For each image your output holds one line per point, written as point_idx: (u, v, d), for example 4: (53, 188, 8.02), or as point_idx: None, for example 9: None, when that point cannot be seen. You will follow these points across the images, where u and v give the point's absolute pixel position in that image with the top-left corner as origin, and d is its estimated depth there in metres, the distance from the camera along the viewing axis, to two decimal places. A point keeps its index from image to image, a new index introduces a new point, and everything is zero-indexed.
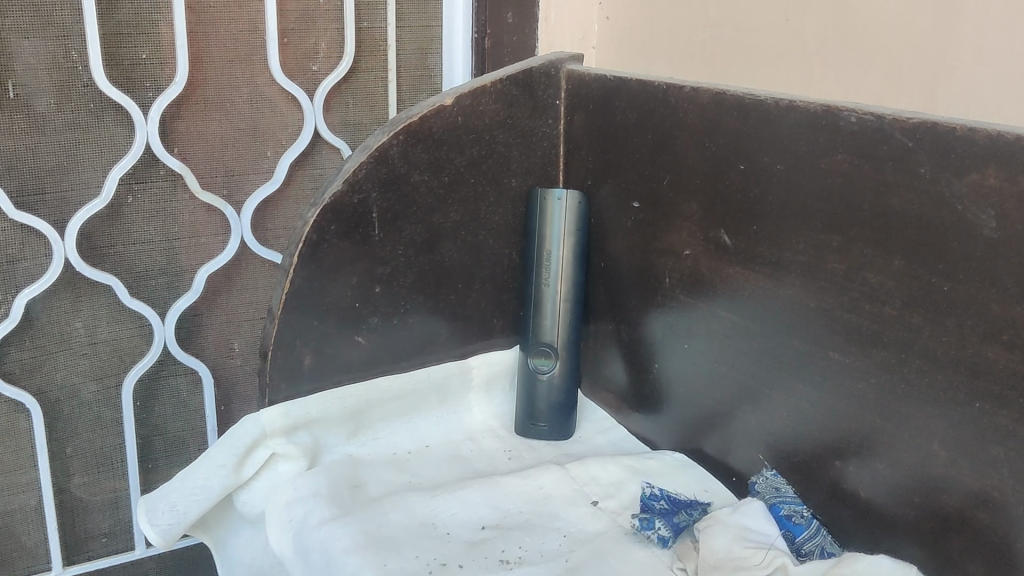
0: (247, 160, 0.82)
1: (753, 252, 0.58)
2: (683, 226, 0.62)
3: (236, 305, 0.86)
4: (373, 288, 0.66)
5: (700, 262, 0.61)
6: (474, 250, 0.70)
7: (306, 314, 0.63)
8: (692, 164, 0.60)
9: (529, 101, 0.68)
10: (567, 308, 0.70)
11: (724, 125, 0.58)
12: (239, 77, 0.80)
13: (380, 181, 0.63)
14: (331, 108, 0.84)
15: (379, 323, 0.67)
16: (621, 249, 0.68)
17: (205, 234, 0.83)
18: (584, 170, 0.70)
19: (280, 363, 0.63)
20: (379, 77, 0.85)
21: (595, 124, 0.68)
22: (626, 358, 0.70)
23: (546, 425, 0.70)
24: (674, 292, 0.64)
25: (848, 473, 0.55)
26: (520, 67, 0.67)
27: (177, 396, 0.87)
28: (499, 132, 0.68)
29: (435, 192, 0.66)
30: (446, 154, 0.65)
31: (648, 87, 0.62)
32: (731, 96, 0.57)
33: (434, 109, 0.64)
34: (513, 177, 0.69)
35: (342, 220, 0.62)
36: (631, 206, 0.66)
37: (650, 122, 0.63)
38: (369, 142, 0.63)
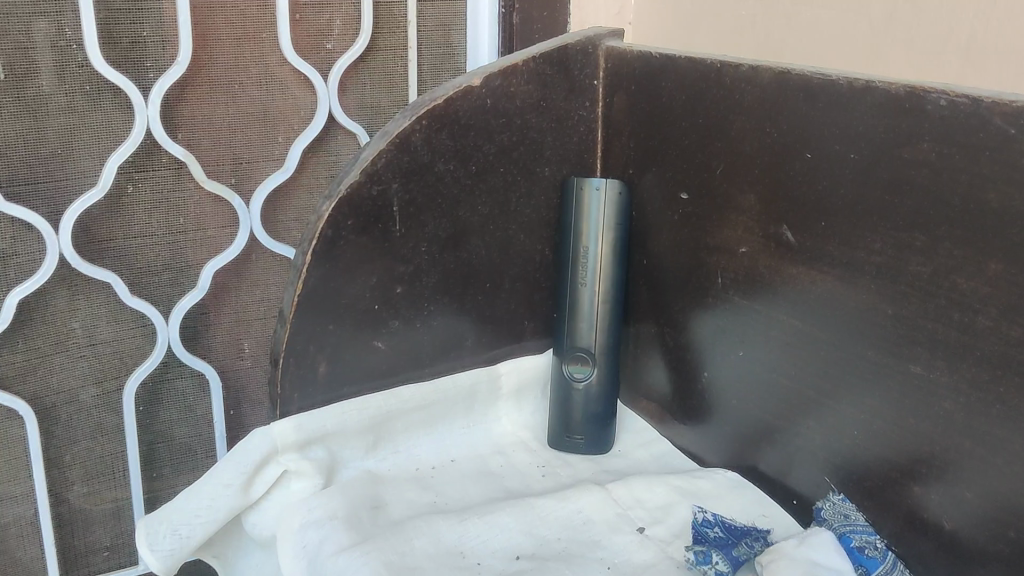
0: (257, 147, 0.77)
1: (818, 251, 0.51)
2: (739, 221, 0.56)
3: (247, 303, 0.81)
4: (393, 290, 0.60)
5: (757, 262, 0.55)
6: (503, 246, 0.64)
7: (320, 318, 0.57)
8: (749, 151, 0.54)
9: (564, 82, 0.62)
10: (606, 309, 0.63)
11: (788, 108, 0.51)
12: (247, 57, 0.74)
13: (401, 171, 0.57)
14: (346, 90, 0.78)
15: (400, 327, 0.61)
16: (666, 245, 0.62)
17: (211, 227, 0.77)
18: (624, 158, 0.64)
19: (291, 372, 0.57)
20: (398, 56, 0.79)
21: (637, 107, 0.62)
22: (671, 364, 0.64)
23: (583, 439, 0.64)
24: (727, 294, 0.58)
25: (929, 501, 0.49)
26: (553, 44, 0.61)
27: (183, 400, 0.81)
28: (531, 116, 0.61)
29: (461, 183, 0.60)
30: (474, 141, 0.59)
31: (699, 65, 0.56)
32: (796, 76, 0.50)
33: (460, 91, 0.58)
34: (545, 166, 0.63)
35: (360, 214, 0.57)
36: (679, 198, 0.60)
37: (700, 106, 0.57)
38: (390, 128, 0.57)
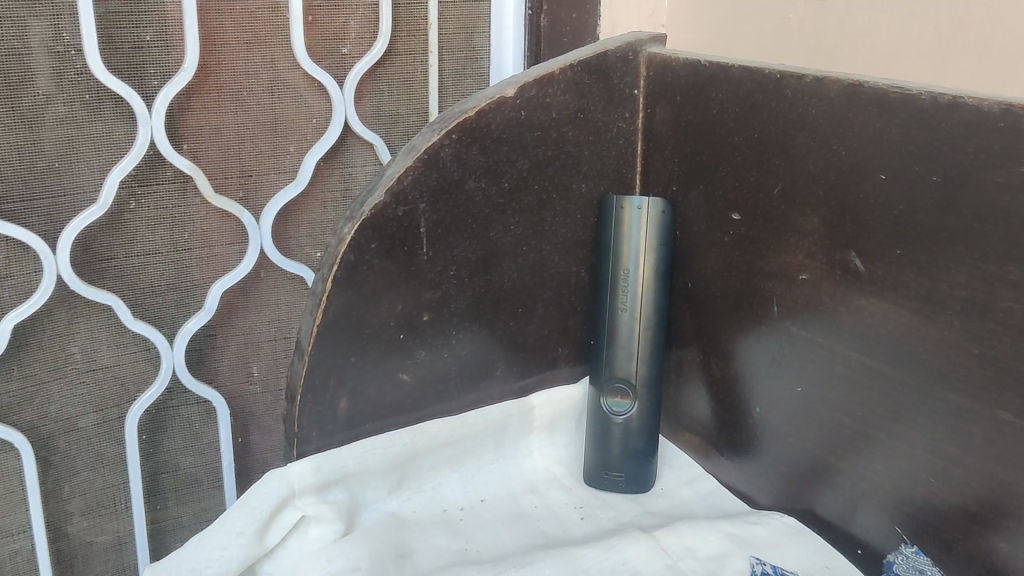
0: (267, 158, 0.72)
1: (891, 281, 0.47)
2: (799, 245, 0.51)
3: (254, 324, 0.76)
4: (420, 317, 0.55)
5: (819, 290, 0.51)
6: (536, 268, 0.59)
7: (341, 350, 0.53)
8: (813, 170, 0.49)
9: (603, 92, 0.57)
10: (647, 337, 0.59)
11: (859, 124, 0.46)
12: (257, 62, 0.69)
13: (429, 190, 0.53)
14: (362, 97, 0.73)
15: (426, 357, 0.57)
16: (714, 268, 0.57)
17: (218, 244, 0.72)
18: (667, 173, 0.59)
19: (309, 409, 0.53)
20: (417, 60, 0.74)
21: (683, 119, 0.57)
22: (716, 395, 0.60)
23: (622, 476, 0.60)
24: (783, 323, 0.53)
25: (1017, 560, 0.44)
26: (592, 50, 0.56)
27: (188, 427, 0.77)
28: (568, 128, 0.57)
29: (493, 202, 0.55)
30: (507, 156, 0.55)
31: (755, 75, 0.51)
32: (869, 90, 0.45)
33: (493, 102, 0.53)
34: (582, 182, 0.59)
35: (384, 236, 0.52)
36: (730, 218, 0.55)
37: (757, 119, 0.52)
38: (416, 142, 0.52)
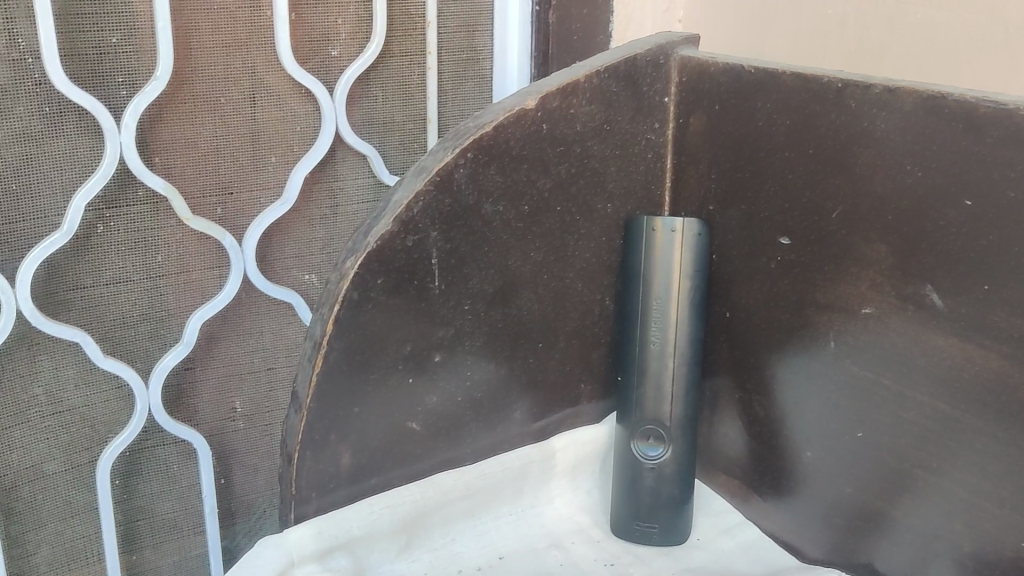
0: (248, 172, 0.66)
1: (977, 321, 0.41)
2: (862, 275, 0.45)
3: (236, 354, 0.71)
4: (430, 358, 0.49)
5: (887, 327, 0.45)
6: (557, 297, 0.53)
7: (343, 401, 0.46)
8: (881, 192, 0.43)
9: (632, 101, 0.51)
10: (682, 373, 0.53)
11: (939, 142, 0.40)
12: (237, 67, 0.63)
13: (441, 216, 0.46)
14: (354, 103, 0.67)
15: (438, 402, 0.50)
16: (758, 296, 0.51)
17: (195, 270, 0.67)
18: (703, 191, 0.53)
19: (310, 469, 0.47)
20: (414, 62, 0.69)
21: (723, 131, 0.51)
22: (756, 435, 0.54)
23: (656, 527, 0.55)
24: (841, 361, 0.48)
25: None
26: (620, 54, 0.50)
27: (165, 470, 0.71)
28: (593, 142, 0.50)
29: (512, 228, 0.49)
30: (527, 175, 0.48)
31: (811, 84, 0.45)
32: (954, 103, 0.39)
33: (512, 116, 0.46)
34: (608, 202, 0.52)
35: (392, 269, 0.46)
36: (778, 242, 0.49)
37: (812, 134, 0.46)
38: (426, 161, 0.46)
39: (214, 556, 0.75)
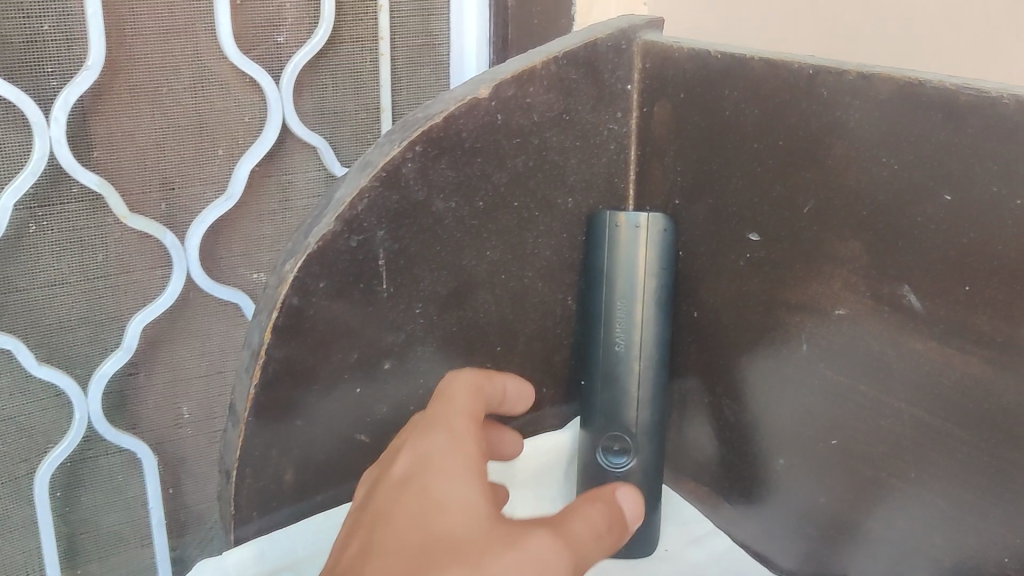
0: (189, 164, 0.63)
1: (956, 324, 0.38)
2: (835, 275, 0.42)
3: (182, 358, 0.69)
4: (380, 365, 0.46)
5: (862, 329, 0.42)
6: (516, 298, 0.50)
7: (284, 414, 0.44)
8: (854, 186, 0.40)
9: (592, 88, 0.48)
10: (649, 375, 0.51)
11: (917, 133, 0.38)
12: (176, 55, 0.60)
13: (389, 214, 0.43)
14: (302, 91, 0.65)
15: (390, 412, 0.48)
16: (727, 295, 0.49)
17: (137, 270, 0.65)
18: (668, 185, 0.50)
19: (250, 487, 0.45)
20: (366, 48, 0.66)
21: (688, 120, 0.48)
22: (727, 440, 0.52)
23: (625, 539, 0.52)
24: (814, 365, 0.45)
25: None
26: (580, 39, 0.47)
27: (110, 479, 0.70)
28: (552, 133, 0.47)
29: (465, 226, 0.46)
30: (481, 169, 0.45)
31: (779, 71, 0.42)
32: (931, 91, 0.37)
33: (464, 106, 0.43)
34: (568, 196, 0.50)
35: (335, 272, 0.42)
36: (747, 238, 0.46)
37: (782, 124, 0.43)
38: (372, 156, 0.43)
39: (163, 565, 0.76)
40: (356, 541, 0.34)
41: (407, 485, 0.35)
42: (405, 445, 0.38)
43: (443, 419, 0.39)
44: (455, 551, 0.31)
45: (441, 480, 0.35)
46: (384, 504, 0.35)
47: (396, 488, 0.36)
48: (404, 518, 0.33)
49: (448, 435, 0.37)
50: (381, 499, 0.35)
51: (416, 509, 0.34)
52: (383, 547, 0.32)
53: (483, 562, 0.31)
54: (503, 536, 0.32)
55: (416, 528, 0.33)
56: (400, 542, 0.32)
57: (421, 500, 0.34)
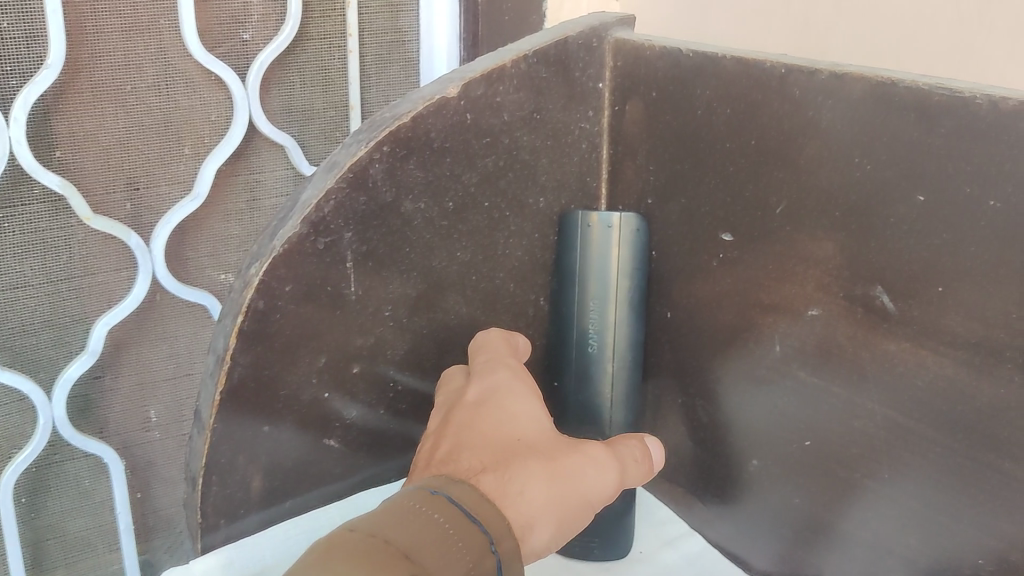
0: (154, 163, 0.63)
1: (929, 324, 0.38)
2: (807, 276, 0.42)
3: (149, 362, 0.70)
4: (349, 370, 0.46)
5: (835, 330, 0.42)
6: (487, 299, 0.50)
7: (251, 421, 0.43)
8: (828, 185, 0.40)
9: (564, 87, 0.47)
10: (622, 376, 0.51)
11: (890, 134, 0.37)
12: (138, 53, 0.60)
13: (356, 215, 0.42)
14: (268, 88, 0.65)
15: (359, 417, 0.47)
16: (700, 295, 0.48)
17: (101, 272, 0.65)
18: (641, 184, 0.50)
19: (216, 495, 0.44)
20: (335, 45, 0.66)
21: (661, 119, 0.48)
22: (702, 442, 0.51)
23: (598, 542, 0.52)
24: (787, 366, 0.45)
25: None
26: (551, 36, 0.46)
27: (76, 484, 0.71)
28: (523, 132, 0.46)
29: (435, 227, 0.45)
30: (450, 169, 0.44)
31: (751, 70, 0.42)
32: (904, 90, 0.36)
33: (433, 105, 0.42)
34: (540, 196, 0.49)
35: (301, 276, 0.42)
36: (719, 238, 0.46)
37: (754, 123, 0.42)
38: (338, 156, 0.42)
39: (133, 569, 0.77)
40: (443, 444, 0.41)
41: (481, 407, 0.42)
42: (472, 376, 0.45)
43: (505, 353, 0.47)
44: (530, 448, 0.41)
45: (513, 406, 0.43)
46: (462, 418, 0.42)
47: (468, 406, 0.43)
48: (486, 422, 0.42)
49: (513, 366, 0.45)
50: (456, 415, 0.43)
51: (494, 418, 0.42)
52: (472, 433, 0.41)
53: (556, 460, 0.40)
54: (567, 445, 0.41)
55: (499, 429, 0.41)
56: (487, 443, 0.40)
57: (496, 407, 0.42)
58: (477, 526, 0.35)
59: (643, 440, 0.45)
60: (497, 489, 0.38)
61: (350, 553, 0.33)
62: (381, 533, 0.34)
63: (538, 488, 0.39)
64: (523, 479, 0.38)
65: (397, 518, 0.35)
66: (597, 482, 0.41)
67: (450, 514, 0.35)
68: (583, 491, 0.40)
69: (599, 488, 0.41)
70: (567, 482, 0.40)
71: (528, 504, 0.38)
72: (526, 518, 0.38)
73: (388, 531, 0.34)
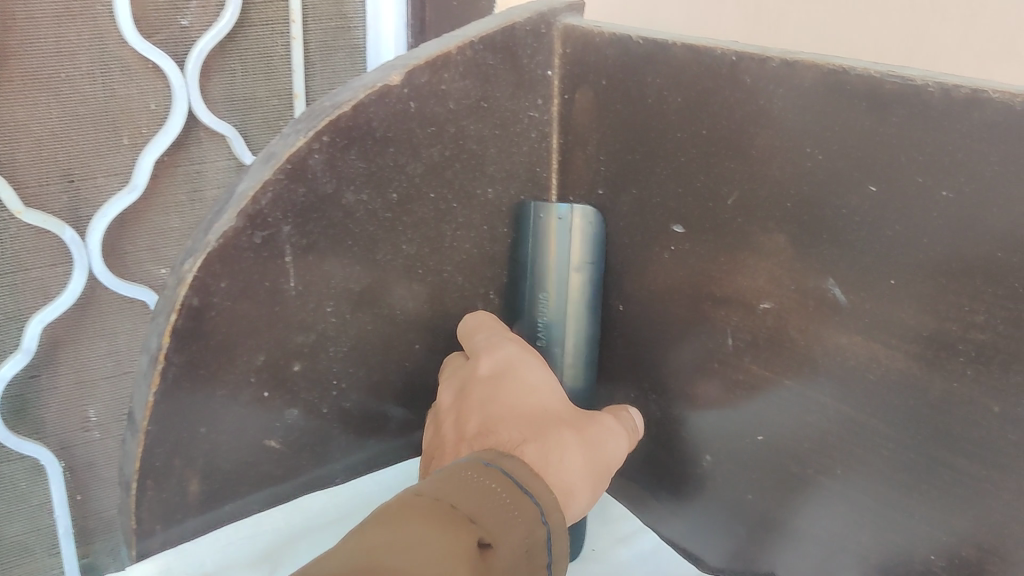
0: (90, 155, 0.62)
1: (880, 317, 0.37)
2: (759, 268, 0.41)
3: (88, 360, 0.70)
4: (289, 368, 0.44)
5: (786, 324, 0.41)
6: (433, 292, 0.48)
7: (187, 423, 0.41)
8: (779, 176, 0.39)
9: (511, 75, 0.46)
10: (574, 370, 0.51)
11: (839, 124, 0.36)
12: (72, 39, 0.58)
13: (295, 208, 0.40)
14: (208, 75, 0.64)
15: (300, 417, 0.46)
16: (652, 288, 0.47)
17: (35, 268, 0.64)
18: (591, 174, 0.49)
19: (151, 499, 0.42)
20: (277, 32, 0.66)
21: (610, 107, 0.46)
22: (656, 438, 0.50)
23: None
24: (739, 360, 0.44)
25: None
26: (498, 22, 0.44)
27: (14, 488, 0.71)
28: (469, 121, 0.45)
29: (379, 220, 0.44)
30: (394, 159, 0.43)
31: (701, 56, 0.41)
32: (855, 79, 0.35)
33: (376, 93, 0.40)
34: (488, 186, 0.48)
35: (237, 271, 0.40)
36: (671, 230, 0.45)
37: (704, 112, 0.41)
38: (276, 146, 0.39)
39: (72, 568, 0.77)
40: (473, 421, 0.43)
41: (501, 383, 0.44)
42: (477, 352, 0.47)
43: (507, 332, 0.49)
44: (556, 419, 0.43)
45: (529, 378, 0.44)
46: (482, 395, 0.44)
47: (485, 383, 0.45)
48: (508, 395, 0.43)
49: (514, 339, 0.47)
50: (475, 392, 0.45)
51: (515, 390, 0.44)
52: (500, 406, 0.43)
53: (582, 429, 0.43)
54: (585, 416, 0.45)
55: (523, 402, 0.43)
56: (517, 415, 0.42)
57: (515, 380, 0.44)
58: (530, 497, 0.36)
59: (633, 409, 0.49)
60: (540, 460, 0.40)
61: (420, 515, 0.33)
62: (447, 498, 0.34)
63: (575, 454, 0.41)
64: (561, 449, 0.41)
65: (458, 485, 0.35)
66: (615, 446, 0.44)
67: (505, 485, 0.36)
68: (606, 455, 0.44)
69: (616, 453, 0.44)
70: (595, 450, 0.43)
71: (568, 472, 0.40)
72: (568, 485, 0.40)
73: (453, 497, 0.34)
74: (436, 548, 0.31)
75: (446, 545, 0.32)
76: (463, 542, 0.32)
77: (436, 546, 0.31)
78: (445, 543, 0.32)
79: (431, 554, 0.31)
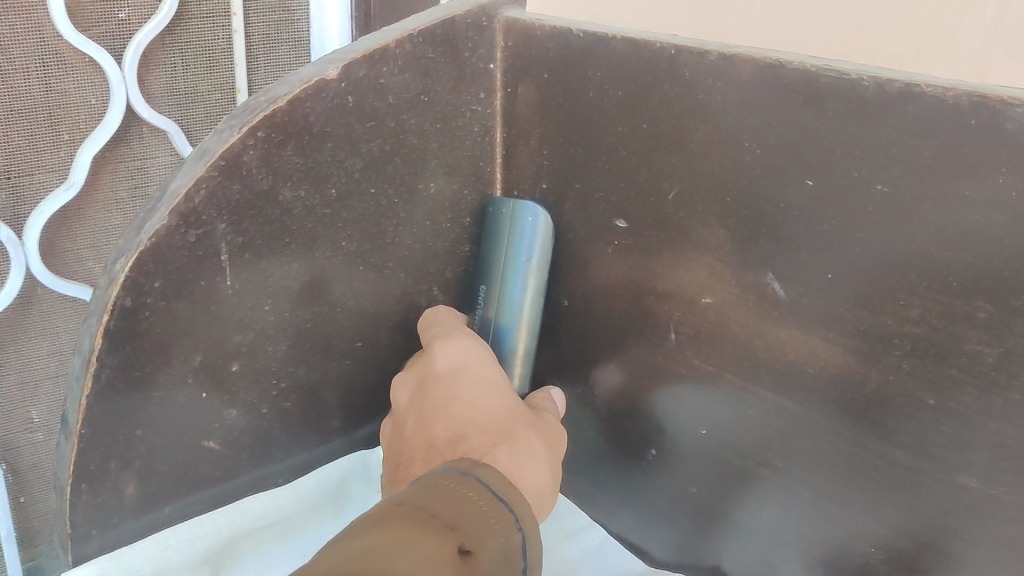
0: (27, 151, 0.62)
1: (818, 311, 0.37)
2: (700, 262, 0.41)
3: (28, 359, 0.70)
4: (227, 368, 0.43)
5: (727, 318, 0.41)
6: (375, 289, 0.48)
7: (122, 426, 0.40)
8: (718, 170, 0.39)
9: (453, 68, 0.45)
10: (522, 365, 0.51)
11: (776, 118, 0.36)
12: (7, 32, 0.58)
13: (229, 205, 0.39)
14: (149, 67, 0.65)
15: (239, 417, 0.45)
16: (596, 283, 0.47)
17: None
18: (534, 168, 0.49)
19: (87, 504, 0.41)
20: (218, 24, 0.66)
21: (552, 101, 0.46)
22: (603, 432, 0.50)
23: None
24: (681, 355, 0.44)
25: None
26: (437, 15, 0.44)
27: None
28: (409, 115, 0.44)
29: (317, 216, 0.43)
30: (332, 155, 0.42)
31: (641, 49, 0.40)
32: (791, 72, 0.35)
33: (312, 88, 0.39)
34: (430, 181, 0.47)
35: (170, 271, 0.39)
36: (614, 225, 0.45)
37: (644, 105, 0.41)
38: (209, 143, 0.38)
39: (14, 566, 0.79)
40: (435, 424, 0.43)
41: (461, 384, 0.44)
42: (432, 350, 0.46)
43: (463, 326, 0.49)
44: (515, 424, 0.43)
45: (488, 381, 0.45)
46: (443, 395, 0.44)
47: (444, 383, 0.45)
48: (470, 398, 0.43)
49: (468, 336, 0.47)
50: (434, 392, 0.44)
51: (475, 393, 0.44)
52: (462, 410, 0.43)
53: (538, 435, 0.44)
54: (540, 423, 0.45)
55: (484, 406, 0.43)
56: (481, 422, 0.42)
57: (475, 381, 0.44)
58: (505, 504, 0.36)
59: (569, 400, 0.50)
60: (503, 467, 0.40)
61: (398, 522, 0.32)
62: (427, 507, 0.34)
63: (530, 460, 0.42)
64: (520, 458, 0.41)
65: (438, 494, 0.35)
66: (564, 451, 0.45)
67: (481, 494, 0.36)
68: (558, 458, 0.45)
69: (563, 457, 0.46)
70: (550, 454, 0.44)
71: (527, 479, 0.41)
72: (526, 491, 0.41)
73: (432, 505, 0.34)
74: (422, 549, 0.30)
75: (432, 547, 0.31)
76: (446, 546, 0.31)
77: (422, 546, 0.31)
78: (430, 546, 0.31)
79: (418, 554, 0.30)
